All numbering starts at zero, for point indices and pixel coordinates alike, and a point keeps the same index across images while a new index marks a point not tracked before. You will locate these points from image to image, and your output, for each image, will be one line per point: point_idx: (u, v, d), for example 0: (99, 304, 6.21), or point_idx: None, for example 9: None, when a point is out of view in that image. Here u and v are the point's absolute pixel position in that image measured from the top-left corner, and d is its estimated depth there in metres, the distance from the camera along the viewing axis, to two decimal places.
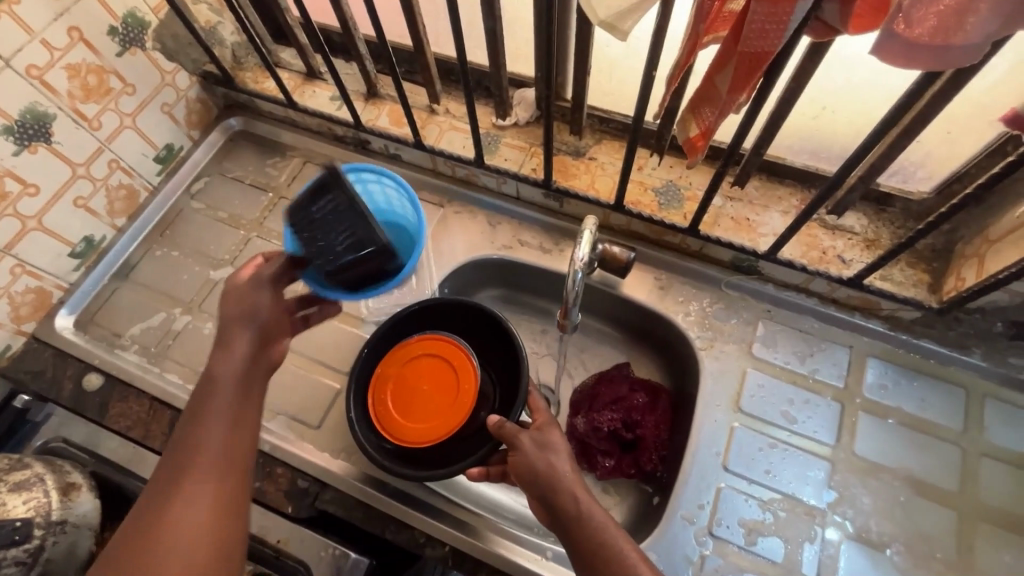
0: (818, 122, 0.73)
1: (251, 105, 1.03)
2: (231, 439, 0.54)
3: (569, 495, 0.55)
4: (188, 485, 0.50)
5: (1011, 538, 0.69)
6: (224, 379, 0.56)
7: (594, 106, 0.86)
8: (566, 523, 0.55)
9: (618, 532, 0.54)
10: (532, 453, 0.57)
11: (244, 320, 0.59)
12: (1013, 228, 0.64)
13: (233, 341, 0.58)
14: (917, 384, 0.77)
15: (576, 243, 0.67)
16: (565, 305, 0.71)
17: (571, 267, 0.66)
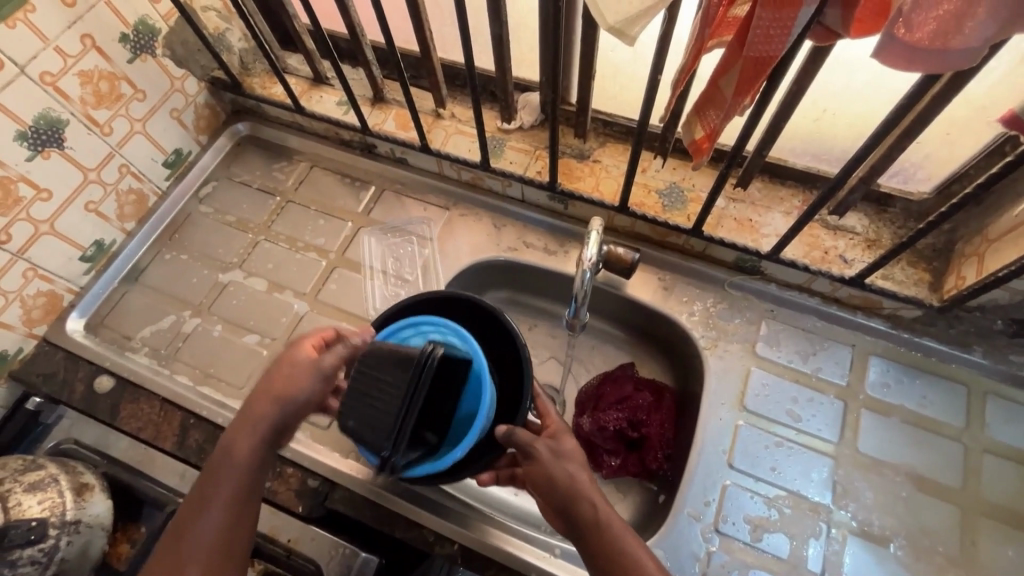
0: (818, 124, 0.74)
1: (259, 110, 1.05)
2: (224, 531, 0.54)
3: (587, 503, 0.55)
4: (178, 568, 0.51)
5: (1013, 533, 0.70)
6: (235, 464, 0.56)
7: (598, 110, 0.88)
8: (583, 531, 0.55)
9: (637, 542, 0.54)
10: (549, 461, 0.57)
11: (275, 398, 0.59)
12: (1012, 227, 0.65)
13: (253, 419, 0.58)
14: (919, 382, 0.78)
15: (584, 244, 0.69)
16: (573, 303, 0.73)
17: (579, 267, 0.69)
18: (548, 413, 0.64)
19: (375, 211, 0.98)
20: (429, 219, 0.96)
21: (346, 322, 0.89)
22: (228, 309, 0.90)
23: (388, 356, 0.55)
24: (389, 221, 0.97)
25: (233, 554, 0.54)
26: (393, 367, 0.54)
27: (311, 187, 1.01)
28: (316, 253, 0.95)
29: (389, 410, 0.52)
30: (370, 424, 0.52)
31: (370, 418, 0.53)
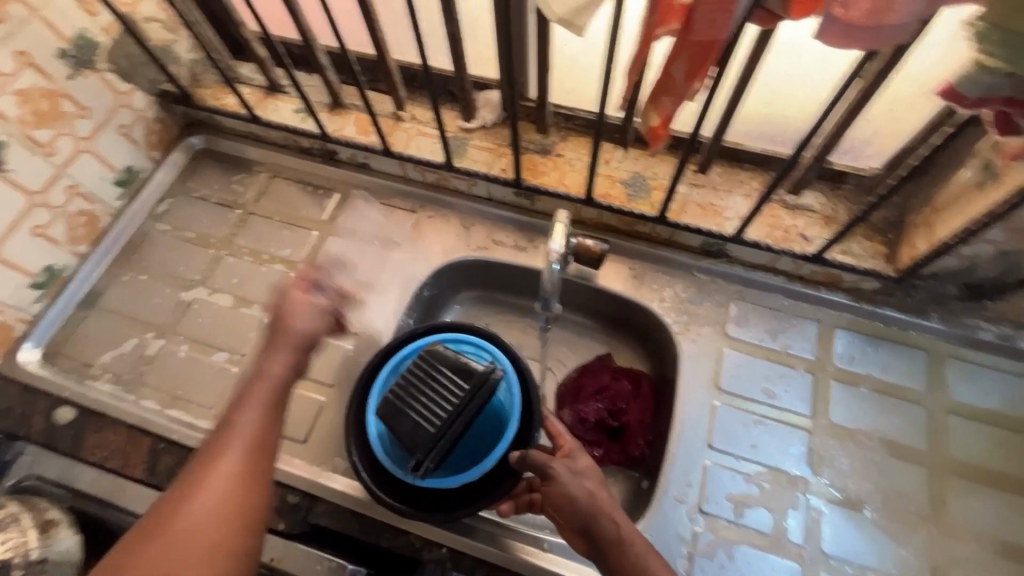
0: (770, 107, 0.76)
1: (212, 122, 1.02)
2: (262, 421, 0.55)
3: (609, 522, 0.57)
4: (197, 497, 0.49)
5: (979, 486, 0.73)
6: (262, 387, 0.57)
7: (558, 105, 0.88)
8: (607, 549, 0.56)
9: (655, 558, 0.56)
10: (568, 480, 0.59)
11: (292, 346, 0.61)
12: (957, 196, 0.68)
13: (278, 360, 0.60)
14: (883, 351, 0.81)
15: (550, 236, 0.69)
16: (542, 296, 0.73)
17: (547, 260, 0.69)
18: (560, 432, 0.65)
19: (341, 218, 0.96)
20: (398, 224, 0.95)
21: None
22: (193, 328, 0.88)
23: (444, 368, 0.64)
24: (356, 229, 0.95)
25: (259, 485, 0.51)
26: (448, 384, 0.63)
27: (272, 198, 0.99)
28: (283, 264, 0.93)
29: (437, 420, 0.61)
30: (414, 428, 0.62)
31: (417, 422, 0.62)
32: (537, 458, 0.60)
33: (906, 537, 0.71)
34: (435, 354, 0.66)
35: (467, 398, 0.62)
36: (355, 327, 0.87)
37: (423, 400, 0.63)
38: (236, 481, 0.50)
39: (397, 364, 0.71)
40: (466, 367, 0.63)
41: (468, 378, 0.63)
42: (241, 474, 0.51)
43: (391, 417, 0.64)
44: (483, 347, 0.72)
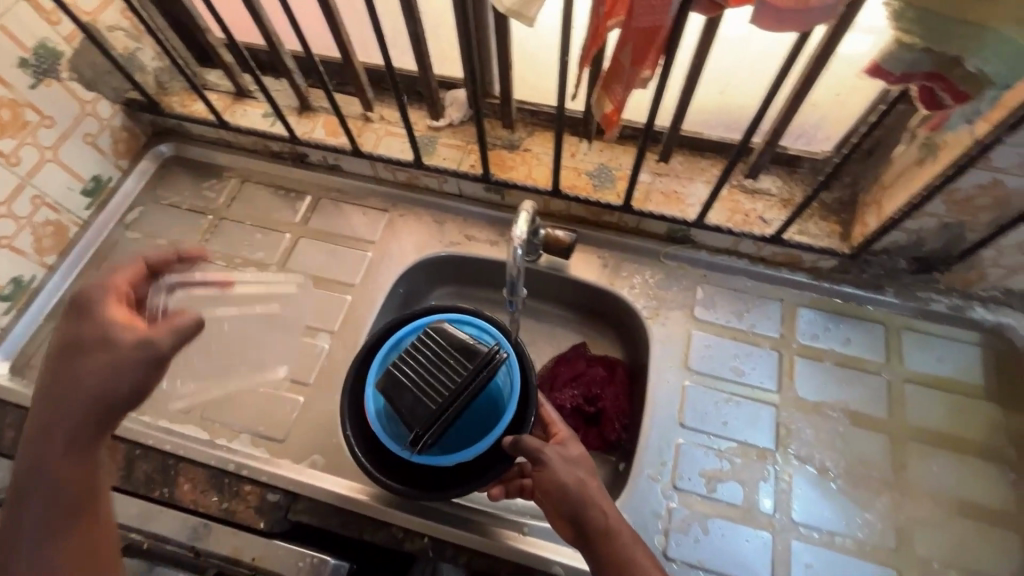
0: (724, 95, 0.80)
1: (180, 129, 1.02)
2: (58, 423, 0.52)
3: (598, 512, 0.59)
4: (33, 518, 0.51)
5: (937, 450, 0.77)
6: (49, 394, 0.53)
7: (522, 101, 0.91)
8: (595, 537, 0.59)
9: (640, 548, 0.59)
10: (560, 468, 0.60)
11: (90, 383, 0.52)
12: (901, 173, 0.72)
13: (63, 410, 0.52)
14: (844, 326, 0.85)
15: (513, 223, 0.71)
16: (509, 280, 0.74)
17: (510, 246, 0.70)
18: (554, 420, 0.69)
19: (314, 219, 0.97)
20: (370, 223, 0.96)
21: (296, 333, 0.87)
22: None
23: (448, 348, 0.65)
24: (328, 230, 0.96)
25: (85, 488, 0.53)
26: (453, 363, 0.65)
27: (243, 203, 0.99)
28: (256, 267, 0.93)
29: (439, 397, 0.63)
30: (416, 404, 0.63)
31: (420, 397, 0.63)
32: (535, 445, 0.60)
33: (871, 502, 0.74)
34: (441, 333, 0.67)
35: (471, 377, 0.64)
36: (331, 325, 0.88)
37: (426, 376, 0.64)
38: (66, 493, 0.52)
39: (400, 342, 0.71)
40: (472, 348, 0.65)
41: (473, 358, 0.65)
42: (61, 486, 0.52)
43: (392, 391, 0.64)
44: (487, 329, 0.73)
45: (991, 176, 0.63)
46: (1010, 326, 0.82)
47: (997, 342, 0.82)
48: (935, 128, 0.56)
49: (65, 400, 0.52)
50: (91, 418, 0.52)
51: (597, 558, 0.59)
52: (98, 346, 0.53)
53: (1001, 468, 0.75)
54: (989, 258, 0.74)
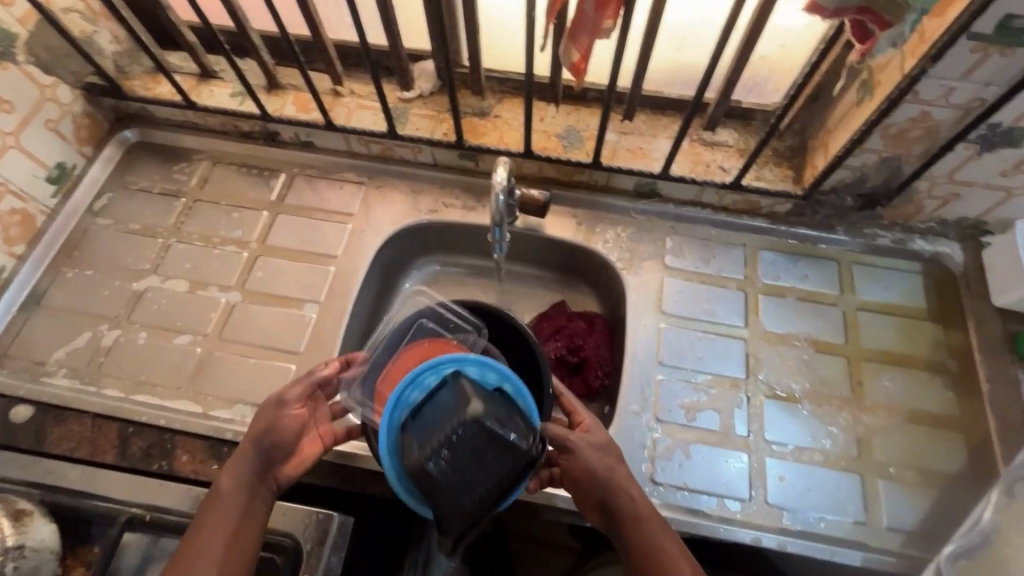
0: (680, 52, 0.85)
1: (145, 114, 1.01)
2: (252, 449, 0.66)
3: (631, 501, 0.65)
4: (220, 510, 0.63)
5: (889, 367, 0.84)
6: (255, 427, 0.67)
7: (490, 69, 0.94)
8: (626, 522, 0.64)
9: (666, 538, 0.64)
10: (589, 455, 0.66)
11: (253, 444, 0.66)
12: (844, 114, 0.78)
13: (239, 464, 0.65)
14: (801, 264, 0.91)
15: (493, 171, 0.74)
16: (494, 226, 0.79)
17: (493, 191, 0.74)
18: (577, 409, 0.71)
19: (290, 196, 0.98)
20: (346, 197, 0.98)
21: (282, 306, 0.88)
22: (149, 315, 0.87)
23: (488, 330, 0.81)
24: (306, 206, 0.97)
25: (257, 500, 0.64)
26: (488, 463, 0.48)
27: (216, 184, 0.99)
28: (235, 245, 0.93)
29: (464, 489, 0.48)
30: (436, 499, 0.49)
31: (448, 493, 0.49)
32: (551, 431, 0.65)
33: (834, 418, 0.81)
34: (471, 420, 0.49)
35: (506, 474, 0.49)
36: (317, 296, 0.89)
37: (459, 473, 0.48)
38: (246, 497, 0.64)
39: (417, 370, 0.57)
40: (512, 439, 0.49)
41: (511, 456, 0.49)
42: (246, 491, 0.64)
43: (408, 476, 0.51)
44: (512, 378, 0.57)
45: (920, 109, 0.70)
46: (947, 254, 0.90)
47: (936, 269, 0.90)
48: (865, 55, 0.60)
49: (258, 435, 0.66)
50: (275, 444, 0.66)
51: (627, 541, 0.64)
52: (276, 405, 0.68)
53: (946, 380, 0.83)
54: (924, 189, 0.82)
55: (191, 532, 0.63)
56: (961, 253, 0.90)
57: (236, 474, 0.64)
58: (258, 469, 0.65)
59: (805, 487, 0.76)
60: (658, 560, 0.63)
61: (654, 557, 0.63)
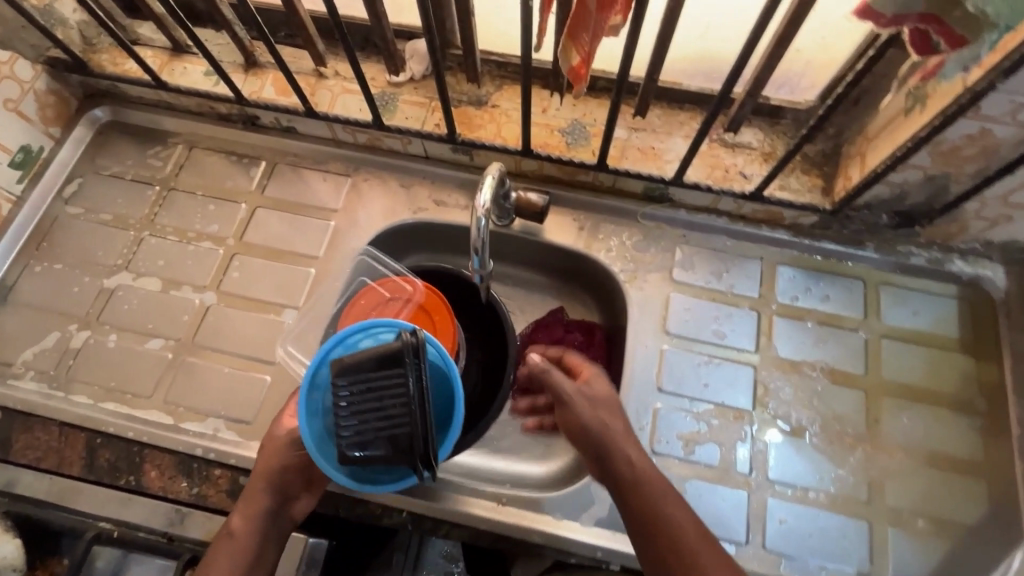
0: (703, 40, 0.75)
1: (116, 91, 0.94)
2: (267, 482, 0.66)
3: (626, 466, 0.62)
4: (237, 541, 0.63)
5: (911, 403, 0.77)
6: (265, 460, 0.68)
7: (487, 51, 0.84)
8: (624, 490, 0.61)
9: (680, 513, 0.59)
10: (583, 409, 0.65)
11: (265, 481, 0.66)
12: (888, 122, 0.68)
13: (252, 507, 0.65)
14: (823, 284, 0.83)
15: (478, 189, 0.65)
16: (473, 251, 0.69)
17: (474, 214, 0.65)
18: (579, 364, 0.73)
19: (270, 187, 0.91)
20: (331, 190, 0.90)
21: (258, 310, 0.83)
22: (120, 315, 0.82)
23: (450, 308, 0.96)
24: (287, 198, 0.90)
25: (274, 532, 0.65)
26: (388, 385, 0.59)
27: (193, 171, 0.92)
28: (211, 241, 0.87)
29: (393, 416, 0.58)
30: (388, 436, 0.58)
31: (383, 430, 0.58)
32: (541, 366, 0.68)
33: (845, 458, 0.74)
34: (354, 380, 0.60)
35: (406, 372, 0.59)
36: (296, 300, 0.83)
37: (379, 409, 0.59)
38: (263, 530, 0.65)
39: (313, 378, 0.64)
40: (385, 352, 0.60)
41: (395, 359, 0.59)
42: (264, 521, 0.65)
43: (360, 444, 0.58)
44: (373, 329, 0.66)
45: (980, 125, 0.60)
46: (987, 277, 0.81)
47: (974, 293, 0.82)
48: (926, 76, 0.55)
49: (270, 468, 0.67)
50: (287, 477, 0.67)
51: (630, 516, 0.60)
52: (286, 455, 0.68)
53: (972, 419, 0.76)
54: (971, 210, 0.72)
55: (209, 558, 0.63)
56: (1004, 277, 0.81)
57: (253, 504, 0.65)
58: (272, 511, 0.66)
59: (806, 530, 0.71)
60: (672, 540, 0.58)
61: (665, 531, 0.58)
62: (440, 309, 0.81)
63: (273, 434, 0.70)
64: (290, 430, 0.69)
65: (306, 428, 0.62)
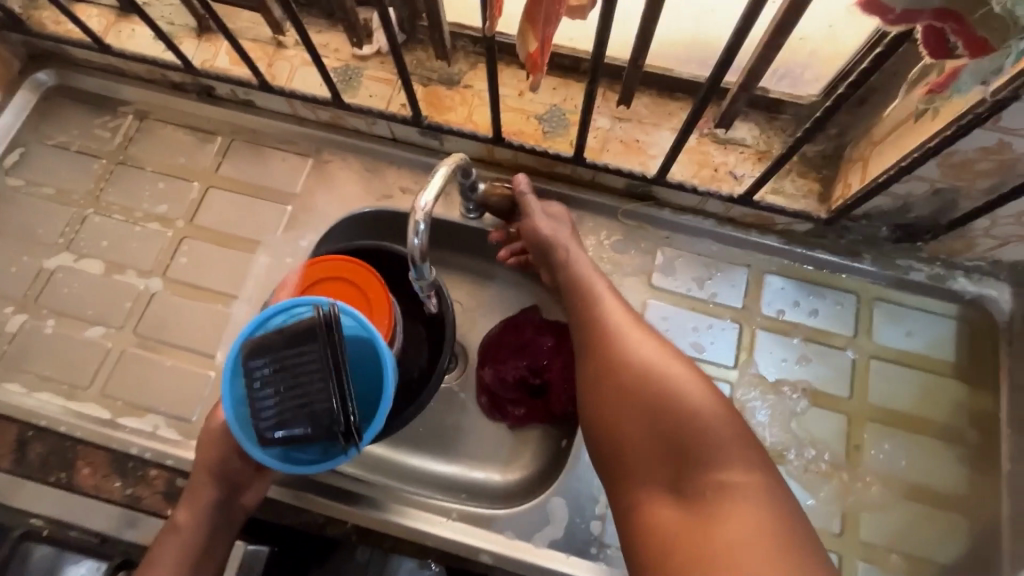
0: (696, 24, 0.67)
1: (62, 53, 0.86)
2: (213, 475, 0.62)
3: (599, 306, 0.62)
4: (184, 536, 0.59)
5: (895, 430, 0.72)
6: (209, 451, 0.63)
7: (459, 25, 0.76)
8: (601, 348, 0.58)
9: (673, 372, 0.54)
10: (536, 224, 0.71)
11: (209, 473, 0.62)
12: (895, 126, 0.61)
13: (198, 500, 0.61)
14: (813, 297, 0.77)
15: (420, 188, 0.56)
16: (411, 265, 0.60)
17: (412, 217, 0.56)
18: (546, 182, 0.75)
19: (225, 165, 0.84)
20: (290, 171, 0.84)
21: (206, 300, 0.78)
22: (59, 300, 0.77)
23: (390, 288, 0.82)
24: (242, 178, 0.83)
25: (222, 526, 0.61)
26: (311, 360, 0.56)
27: (143, 145, 0.85)
28: (158, 223, 0.81)
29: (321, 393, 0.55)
30: (308, 411, 0.55)
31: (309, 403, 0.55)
32: (535, 207, 0.71)
33: (819, 486, 0.70)
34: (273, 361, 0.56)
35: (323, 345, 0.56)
36: (246, 291, 0.78)
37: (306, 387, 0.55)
38: (212, 523, 0.61)
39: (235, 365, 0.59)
40: (303, 327, 0.56)
41: (310, 334, 0.56)
42: (212, 513, 0.61)
43: (282, 421, 0.55)
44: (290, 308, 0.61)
45: (997, 137, 0.53)
46: (991, 298, 0.75)
47: (974, 314, 0.76)
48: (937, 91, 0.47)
49: (215, 462, 0.62)
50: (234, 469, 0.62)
51: (599, 351, 0.58)
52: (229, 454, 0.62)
53: (960, 450, 0.71)
54: (980, 228, 0.66)
55: (151, 556, 0.58)
56: (1010, 298, 0.74)
57: (199, 498, 0.61)
58: (220, 503, 0.61)
59: None
60: (641, 365, 0.55)
61: (656, 382, 0.53)
62: (374, 285, 0.70)
63: (209, 428, 0.64)
64: (225, 422, 0.64)
65: (231, 416, 0.57)
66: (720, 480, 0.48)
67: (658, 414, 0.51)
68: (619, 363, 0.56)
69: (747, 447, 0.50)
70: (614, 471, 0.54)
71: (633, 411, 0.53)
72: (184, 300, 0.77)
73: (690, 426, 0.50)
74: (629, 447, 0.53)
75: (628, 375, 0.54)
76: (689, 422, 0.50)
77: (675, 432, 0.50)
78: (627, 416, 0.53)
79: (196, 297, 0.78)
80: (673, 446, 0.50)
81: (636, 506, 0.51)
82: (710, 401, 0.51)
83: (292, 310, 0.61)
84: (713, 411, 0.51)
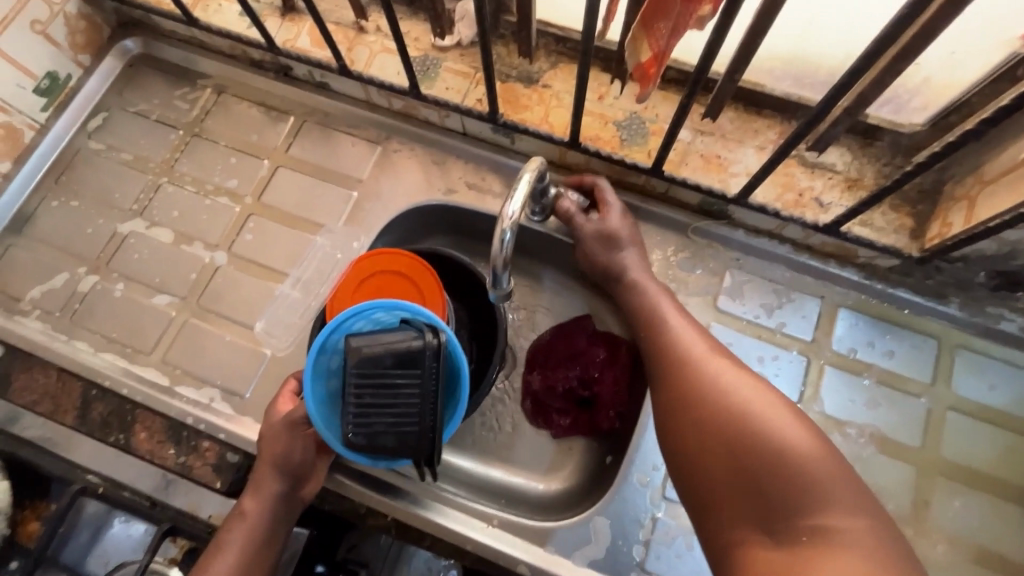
0: (800, 40, 0.64)
1: (149, 23, 0.88)
2: (275, 469, 0.62)
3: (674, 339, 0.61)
4: (249, 527, 0.60)
5: (968, 488, 0.68)
6: (272, 445, 0.63)
7: (548, 24, 0.75)
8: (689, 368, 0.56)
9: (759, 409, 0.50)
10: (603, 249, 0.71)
11: (272, 465, 0.62)
12: (1012, 167, 0.57)
13: (261, 490, 0.62)
14: (889, 338, 0.72)
15: (509, 195, 0.55)
16: (491, 272, 0.58)
17: (499, 225, 0.55)
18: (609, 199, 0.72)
19: (295, 146, 0.84)
20: (358, 157, 0.83)
21: (266, 278, 0.78)
22: (130, 265, 0.79)
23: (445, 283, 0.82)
24: (311, 160, 0.84)
25: (284, 515, 0.63)
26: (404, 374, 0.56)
27: (219, 119, 0.86)
28: (228, 198, 0.82)
29: (409, 411, 0.56)
30: (401, 428, 0.56)
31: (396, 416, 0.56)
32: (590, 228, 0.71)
33: None
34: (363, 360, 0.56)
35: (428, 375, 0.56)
36: (305, 273, 0.79)
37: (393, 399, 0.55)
38: (275, 514, 0.62)
39: (324, 341, 0.62)
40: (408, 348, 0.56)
41: (422, 359, 0.56)
42: (275, 504, 0.62)
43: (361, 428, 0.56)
44: (392, 305, 0.62)
45: None
46: None
47: None
48: None
49: (277, 455, 0.63)
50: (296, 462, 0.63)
51: (673, 383, 0.56)
52: (289, 445, 0.63)
53: None
54: None
55: (219, 543, 0.60)
56: None
57: (263, 488, 0.62)
58: (282, 495, 0.62)
59: None
60: (718, 400, 0.52)
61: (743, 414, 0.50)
62: (428, 278, 0.74)
63: (270, 422, 0.65)
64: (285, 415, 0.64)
65: (308, 390, 0.60)
66: (819, 525, 0.43)
67: (739, 447, 0.48)
68: (696, 397, 0.53)
69: (854, 492, 0.45)
70: (695, 500, 0.51)
71: (717, 444, 0.50)
72: (247, 276, 0.78)
73: (776, 463, 0.46)
74: (709, 480, 0.50)
75: (709, 410, 0.52)
76: (784, 460, 0.46)
77: (761, 474, 0.46)
78: (710, 452, 0.50)
79: (257, 274, 0.78)
80: (760, 485, 0.46)
81: (730, 547, 0.47)
82: (808, 438, 0.47)
83: (390, 309, 0.63)
84: (809, 453, 0.46)
